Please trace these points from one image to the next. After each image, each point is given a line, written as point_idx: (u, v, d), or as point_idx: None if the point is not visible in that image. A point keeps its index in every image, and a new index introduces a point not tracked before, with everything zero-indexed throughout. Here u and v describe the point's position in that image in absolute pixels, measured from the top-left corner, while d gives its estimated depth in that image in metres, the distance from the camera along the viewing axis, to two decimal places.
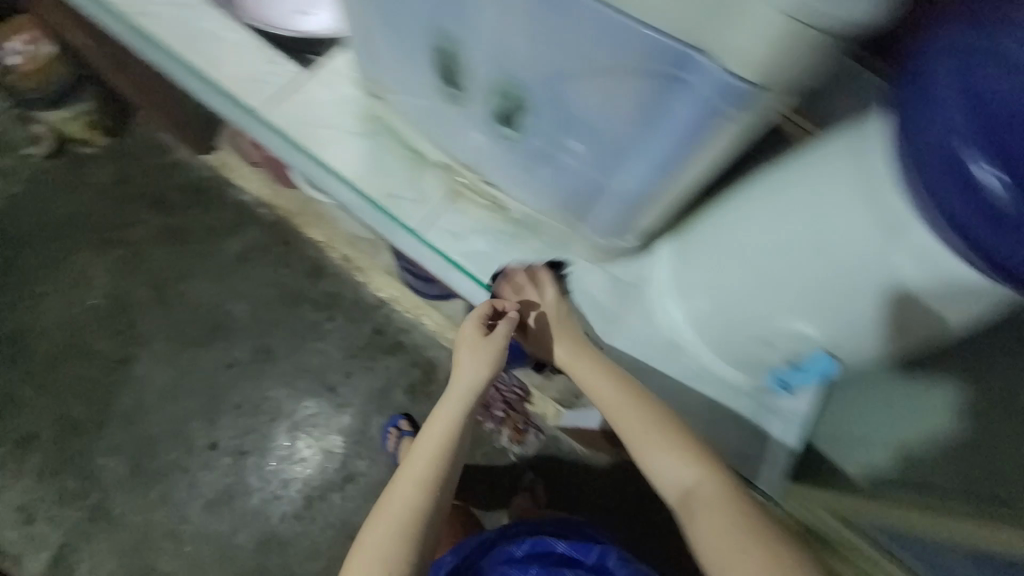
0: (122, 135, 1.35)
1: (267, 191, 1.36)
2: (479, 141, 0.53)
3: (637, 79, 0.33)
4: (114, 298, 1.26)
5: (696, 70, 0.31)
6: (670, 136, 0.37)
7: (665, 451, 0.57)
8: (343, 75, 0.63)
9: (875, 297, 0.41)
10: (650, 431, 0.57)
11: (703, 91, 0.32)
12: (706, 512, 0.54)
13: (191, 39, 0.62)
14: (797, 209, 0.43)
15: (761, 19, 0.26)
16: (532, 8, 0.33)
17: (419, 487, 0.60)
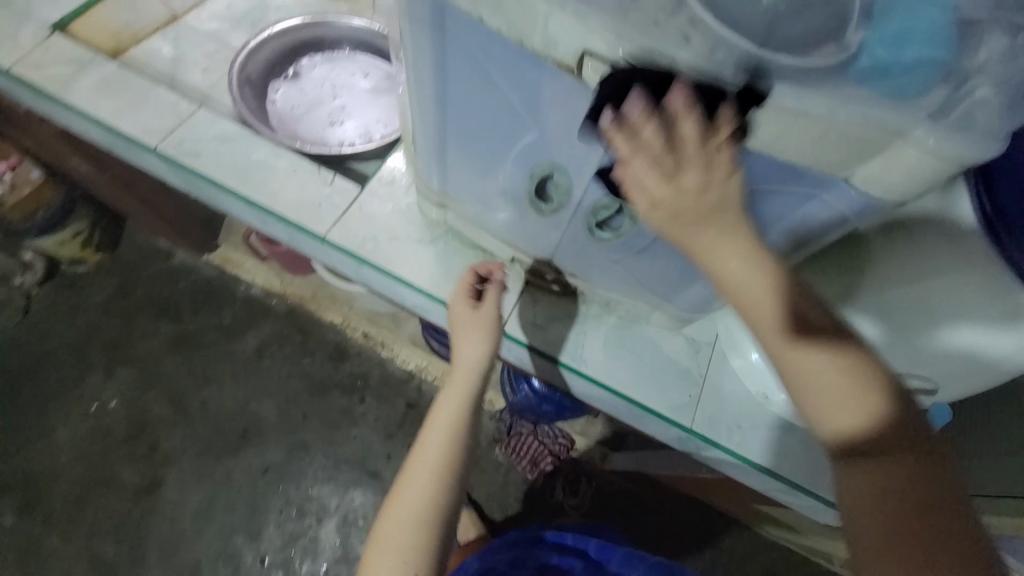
0: (115, 249, 1.33)
1: (276, 280, 1.35)
2: (561, 241, 0.53)
3: (779, 186, 0.38)
4: (133, 420, 1.21)
5: (836, 190, 0.36)
6: (791, 229, 0.41)
7: (852, 395, 0.39)
8: (399, 188, 0.66)
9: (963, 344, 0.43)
10: (844, 378, 0.39)
11: (835, 202, 0.37)
12: (876, 475, 0.38)
13: (243, 173, 0.64)
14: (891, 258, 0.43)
15: (900, 151, 0.31)
16: None
17: (434, 478, 0.56)
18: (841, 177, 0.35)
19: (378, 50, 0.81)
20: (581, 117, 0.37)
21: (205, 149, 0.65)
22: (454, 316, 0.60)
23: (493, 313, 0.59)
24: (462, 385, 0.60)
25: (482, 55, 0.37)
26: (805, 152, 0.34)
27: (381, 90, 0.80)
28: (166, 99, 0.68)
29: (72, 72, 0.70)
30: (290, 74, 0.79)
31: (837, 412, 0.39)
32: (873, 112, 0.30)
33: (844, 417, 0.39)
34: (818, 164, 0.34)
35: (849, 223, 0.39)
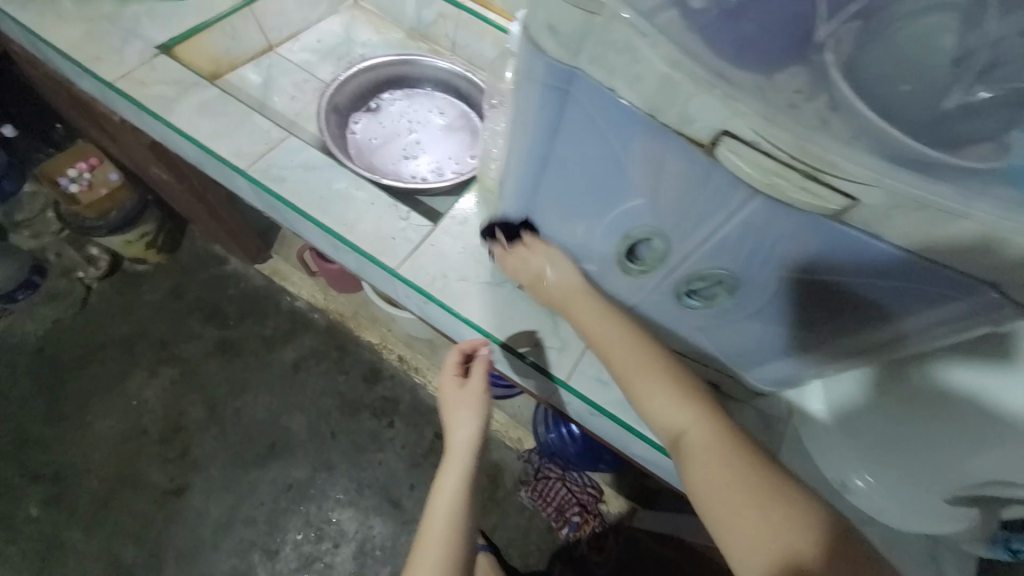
0: (174, 251, 1.39)
1: (320, 296, 1.37)
2: (644, 300, 0.52)
3: (904, 284, 0.36)
4: (169, 421, 1.22)
5: (971, 294, 0.35)
6: (909, 321, 0.40)
7: (659, 378, 0.47)
8: (471, 227, 0.66)
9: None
10: (629, 360, 0.48)
11: (967, 304, 0.36)
12: (709, 458, 0.43)
13: (324, 199, 0.65)
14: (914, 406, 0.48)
15: None
16: (791, 230, 0.35)
17: (442, 565, 0.56)
18: (986, 281, 0.33)
19: (456, 91, 0.83)
20: (695, 191, 0.37)
21: (290, 175, 0.67)
22: (444, 398, 0.62)
23: (481, 389, 0.61)
24: (458, 470, 0.60)
25: (603, 120, 0.37)
26: (943, 249, 0.31)
27: (455, 128, 0.82)
28: (259, 124, 0.71)
29: (176, 93, 0.75)
30: (371, 107, 0.82)
31: (650, 399, 0.47)
32: None
33: (650, 397, 0.47)
34: (958, 264, 0.32)
35: (978, 323, 0.37)
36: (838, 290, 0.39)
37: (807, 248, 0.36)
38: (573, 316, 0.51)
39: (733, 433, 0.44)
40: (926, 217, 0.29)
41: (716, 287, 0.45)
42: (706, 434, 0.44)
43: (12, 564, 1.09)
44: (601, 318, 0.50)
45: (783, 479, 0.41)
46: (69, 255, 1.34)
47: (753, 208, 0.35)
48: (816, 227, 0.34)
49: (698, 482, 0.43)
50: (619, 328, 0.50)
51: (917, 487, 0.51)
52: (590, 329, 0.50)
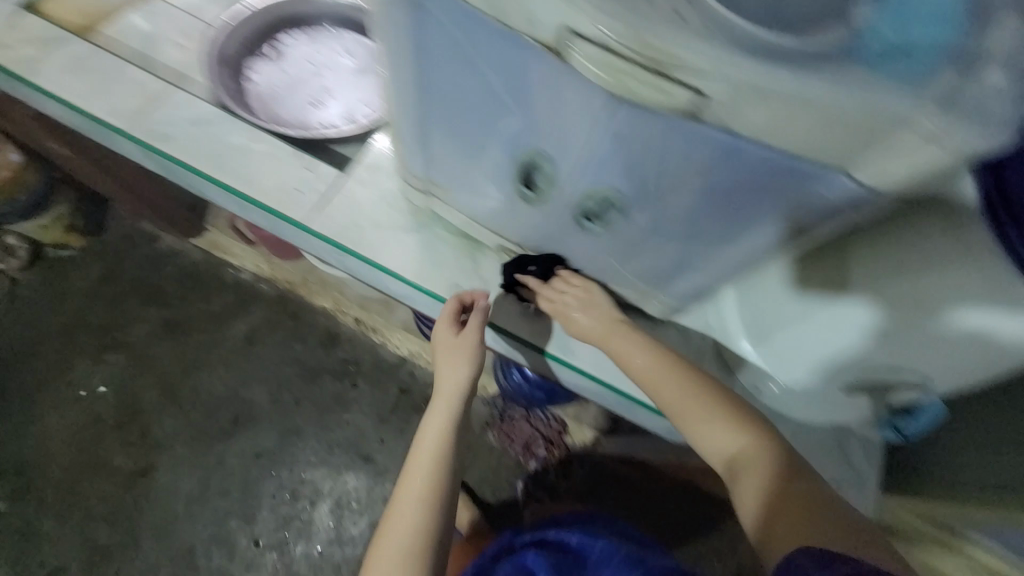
0: (100, 233, 1.31)
1: (265, 265, 1.32)
2: (550, 228, 0.52)
3: (773, 185, 0.36)
4: (124, 405, 1.20)
5: (837, 186, 0.34)
6: (790, 222, 0.40)
7: (707, 410, 0.54)
8: (382, 171, 0.64)
9: (949, 348, 0.44)
10: (677, 394, 0.54)
11: (834, 198, 0.36)
12: (757, 473, 0.52)
13: (219, 155, 0.62)
14: (822, 317, 0.50)
15: (912, 144, 0.28)
16: (652, 134, 0.34)
17: (425, 497, 0.57)
18: (844, 169, 0.33)
19: (361, 27, 0.77)
20: (563, 103, 0.36)
21: (177, 133, 0.63)
22: (437, 341, 0.60)
23: (476, 339, 0.59)
24: (444, 409, 0.60)
25: (463, 33, 0.35)
26: (797, 141, 0.31)
27: (365, 68, 0.76)
28: (145, 86, 0.68)
29: (43, 53, 0.67)
30: (270, 52, 0.75)
31: (702, 425, 0.54)
32: (880, 98, 0.27)
33: (702, 426, 0.54)
34: (816, 155, 0.32)
35: (849, 215, 0.38)
36: (727, 195, 0.38)
37: (678, 152, 0.35)
38: (621, 355, 0.56)
39: (773, 447, 0.53)
40: (771, 106, 0.28)
41: (609, 209, 0.44)
42: (755, 454, 0.53)
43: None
44: (643, 355, 0.56)
45: (817, 487, 0.51)
46: None
47: (617, 115, 0.34)
48: (677, 130, 0.33)
49: (750, 495, 0.52)
50: (669, 364, 0.55)
51: (825, 380, 0.54)
52: (638, 370, 0.55)
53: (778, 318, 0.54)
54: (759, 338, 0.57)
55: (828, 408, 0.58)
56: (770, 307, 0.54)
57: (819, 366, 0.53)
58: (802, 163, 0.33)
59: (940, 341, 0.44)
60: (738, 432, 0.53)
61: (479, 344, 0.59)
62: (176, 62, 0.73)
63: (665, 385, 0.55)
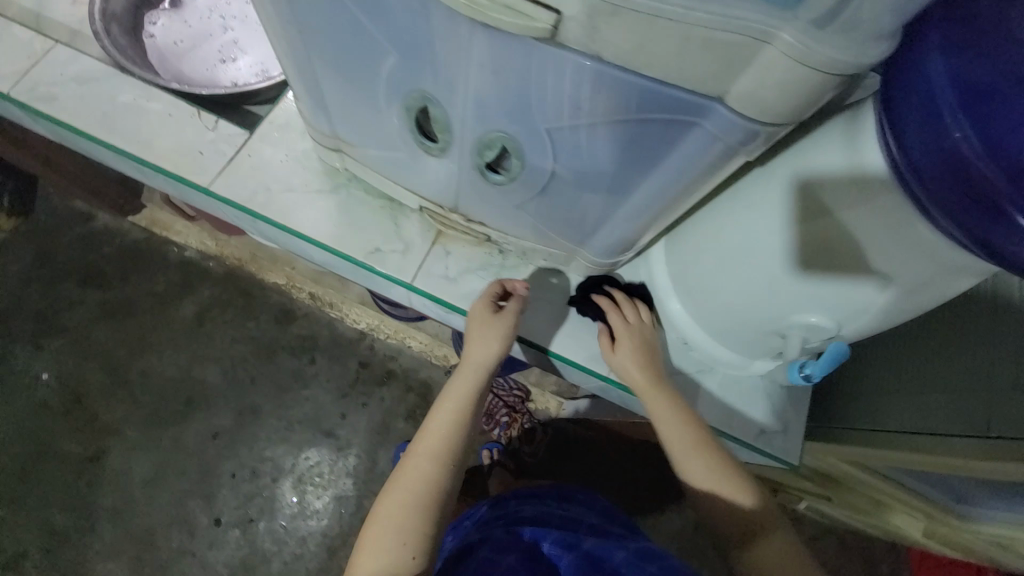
0: (31, 214, 1.24)
1: (210, 241, 1.27)
2: (460, 184, 0.51)
3: (653, 123, 0.36)
4: (70, 391, 1.16)
5: (715, 117, 0.34)
6: (681, 164, 0.40)
7: (728, 472, 0.61)
8: (294, 131, 0.61)
9: (880, 294, 0.45)
10: (706, 455, 0.61)
11: (714, 130, 0.36)
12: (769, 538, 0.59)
13: (110, 120, 0.59)
14: (750, 274, 0.51)
15: (770, 62, 0.29)
16: (523, 66, 0.35)
17: (433, 460, 0.60)
18: (717, 97, 0.33)
19: None
20: (446, 38, 0.35)
21: (63, 93, 0.60)
22: (473, 317, 0.60)
23: (513, 323, 0.58)
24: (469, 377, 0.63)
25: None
26: (664, 65, 0.31)
27: None
28: (29, 45, 0.62)
29: None
30: (173, 5, 0.70)
31: (721, 489, 0.60)
32: (727, 7, 0.26)
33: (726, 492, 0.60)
34: (685, 82, 0.32)
35: (738, 155, 0.38)
36: (639, 140, 0.38)
37: (552, 88, 0.36)
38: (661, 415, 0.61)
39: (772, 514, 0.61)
40: (626, 24, 0.29)
41: (512, 157, 0.45)
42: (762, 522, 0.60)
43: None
44: (677, 417, 0.61)
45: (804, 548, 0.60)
46: None
47: (485, 46, 0.34)
48: (551, 60, 0.33)
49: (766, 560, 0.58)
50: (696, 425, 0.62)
51: (748, 326, 0.57)
52: (669, 434, 0.61)
53: (706, 274, 0.56)
54: (689, 294, 0.60)
55: (753, 354, 0.61)
56: (698, 255, 0.56)
57: (743, 313, 0.55)
58: (686, 94, 0.33)
59: (863, 286, 0.45)
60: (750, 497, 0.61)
61: (514, 328, 0.58)
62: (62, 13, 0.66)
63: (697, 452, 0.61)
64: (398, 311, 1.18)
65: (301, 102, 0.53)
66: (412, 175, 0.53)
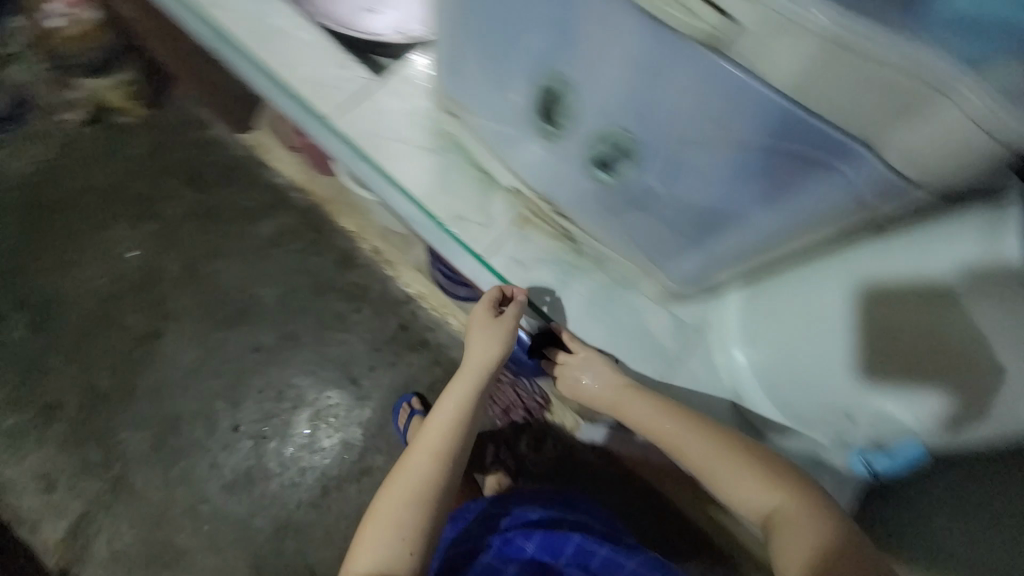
0: (160, 106, 1.34)
1: (302, 175, 1.36)
2: (564, 175, 0.54)
3: (784, 158, 0.37)
4: (146, 272, 1.26)
5: (856, 163, 0.35)
6: (793, 207, 0.42)
7: (738, 470, 0.60)
8: (416, 89, 0.65)
9: (952, 400, 0.51)
10: (709, 448, 0.62)
11: (849, 176, 0.37)
12: (795, 530, 0.56)
13: (263, 38, 0.64)
14: (829, 339, 0.57)
15: (946, 117, 0.30)
16: (676, 72, 0.36)
17: (433, 457, 0.64)
18: (867, 144, 0.34)
19: None
20: (606, 28, 0.37)
21: (230, 3, 0.65)
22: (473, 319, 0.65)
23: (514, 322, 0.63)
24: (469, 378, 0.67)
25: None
26: (827, 100, 0.32)
27: None
28: None
29: None
30: None
31: (735, 485, 0.60)
32: (916, 52, 0.28)
33: (738, 489, 0.60)
34: (840, 119, 0.33)
35: (856, 205, 0.39)
36: (768, 170, 0.39)
37: (697, 100, 0.37)
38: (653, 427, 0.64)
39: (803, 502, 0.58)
40: (806, 48, 0.30)
41: (626, 158, 0.46)
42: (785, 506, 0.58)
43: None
44: (667, 427, 0.63)
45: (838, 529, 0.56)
46: (45, 96, 1.29)
47: (647, 43, 0.36)
48: (705, 68, 0.35)
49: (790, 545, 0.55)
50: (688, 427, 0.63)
51: (810, 387, 0.62)
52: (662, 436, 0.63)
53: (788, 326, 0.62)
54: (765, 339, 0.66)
55: (804, 415, 0.66)
56: (784, 304, 0.62)
57: (810, 373, 0.61)
58: (828, 125, 0.33)
59: (944, 386, 0.50)
60: (774, 488, 0.59)
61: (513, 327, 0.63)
62: None
63: (697, 454, 0.62)
64: (449, 287, 1.21)
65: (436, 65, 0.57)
66: (518, 154, 0.57)
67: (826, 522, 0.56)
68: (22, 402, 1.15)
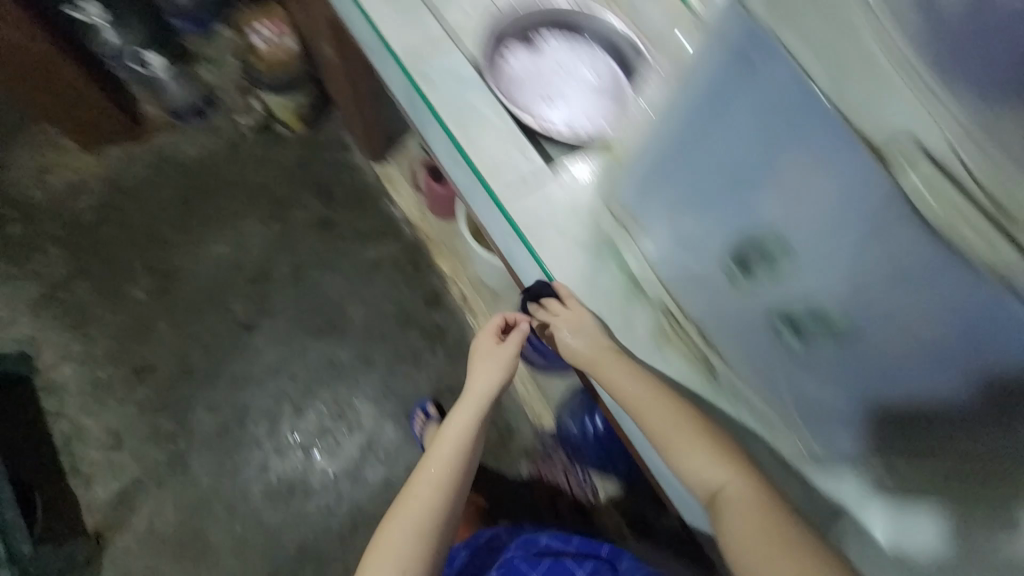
0: (315, 128, 1.52)
1: (417, 212, 1.45)
2: (731, 318, 0.52)
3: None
4: (261, 267, 1.37)
5: None
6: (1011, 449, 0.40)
7: (695, 441, 0.56)
8: (582, 186, 0.66)
9: None
10: (663, 411, 0.57)
11: None
12: (740, 512, 0.53)
13: (460, 115, 0.68)
14: None
15: None
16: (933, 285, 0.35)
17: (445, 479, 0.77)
18: None
19: (619, 54, 0.82)
20: (829, 189, 0.37)
21: (440, 82, 0.69)
22: (479, 348, 0.83)
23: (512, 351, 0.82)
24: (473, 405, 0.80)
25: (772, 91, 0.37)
26: None
27: (601, 90, 0.82)
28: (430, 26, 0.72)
29: None
30: (534, 43, 0.82)
31: (683, 457, 0.57)
32: None
33: (689, 460, 0.56)
34: None
35: None
36: (974, 377, 0.38)
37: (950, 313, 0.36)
38: (613, 384, 0.60)
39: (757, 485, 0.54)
40: None
41: (812, 312, 0.45)
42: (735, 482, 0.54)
43: (102, 329, 1.25)
44: (631, 383, 0.59)
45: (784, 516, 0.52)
46: (229, 98, 1.45)
47: (914, 252, 0.35)
48: (972, 292, 0.34)
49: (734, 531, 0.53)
50: (651, 388, 0.58)
51: None
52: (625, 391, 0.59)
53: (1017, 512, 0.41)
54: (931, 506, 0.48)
55: None
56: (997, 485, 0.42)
57: None
58: None
59: None
60: (725, 463, 0.55)
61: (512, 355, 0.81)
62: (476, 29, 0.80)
63: (654, 417, 0.57)
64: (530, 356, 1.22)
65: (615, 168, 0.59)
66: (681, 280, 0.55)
67: (778, 512, 0.52)
68: (118, 358, 1.23)
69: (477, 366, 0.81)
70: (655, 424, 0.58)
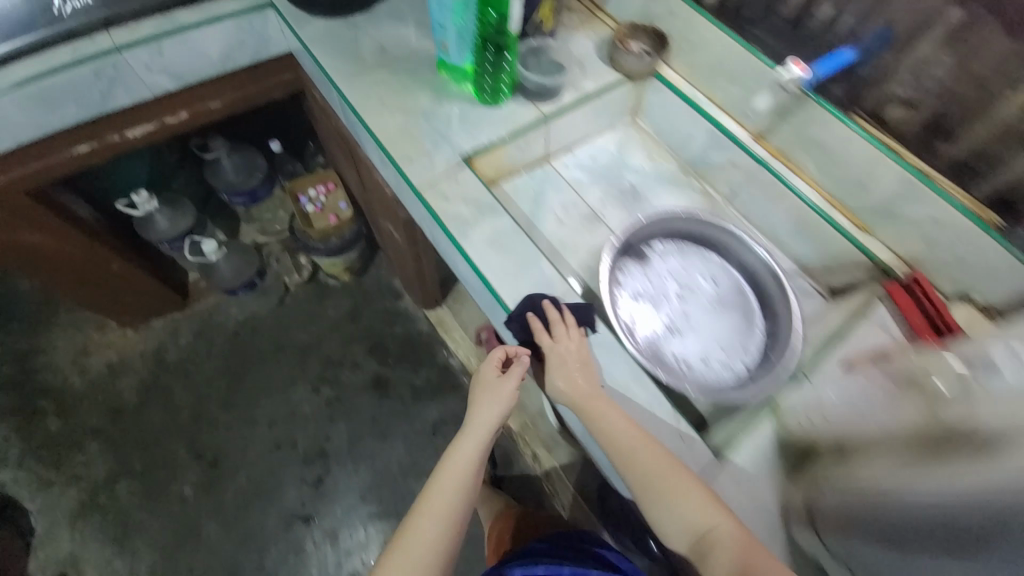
0: (362, 274, 1.46)
1: (474, 360, 1.35)
2: None
3: None
4: (315, 442, 1.25)
5: None
6: None
7: (685, 486, 0.55)
8: (760, 473, 0.57)
9: None
10: (658, 452, 0.57)
11: None
12: (727, 552, 0.52)
13: (601, 395, 0.60)
14: None
15: None
16: None
17: (437, 526, 0.64)
18: None
19: (738, 261, 0.75)
20: None
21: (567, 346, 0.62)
22: (481, 376, 0.69)
23: (515, 387, 0.67)
24: (473, 441, 0.68)
25: None
26: None
27: (722, 301, 0.73)
28: (545, 273, 0.65)
29: (476, 220, 0.68)
30: (642, 256, 0.75)
31: (670, 500, 0.55)
32: None
33: (676, 504, 0.55)
34: None
35: None
36: None
37: None
38: (608, 431, 0.57)
39: (744, 529, 0.54)
40: None
41: None
42: (724, 521, 0.54)
43: (147, 539, 1.13)
44: (623, 431, 0.57)
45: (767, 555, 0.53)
46: (278, 259, 1.39)
47: None
48: None
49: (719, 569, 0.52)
50: (637, 429, 0.58)
51: None
52: (611, 434, 0.57)
53: None
54: None
55: None
56: None
57: None
58: None
59: None
60: (711, 504, 0.55)
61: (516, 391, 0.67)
62: (576, 256, 0.78)
63: (644, 457, 0.56)
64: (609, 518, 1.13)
65: (835, 477, 0.53)
66: None
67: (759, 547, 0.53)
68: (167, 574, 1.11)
69: (479, 398, 0.68)
70: (649, 464, 0.56)
